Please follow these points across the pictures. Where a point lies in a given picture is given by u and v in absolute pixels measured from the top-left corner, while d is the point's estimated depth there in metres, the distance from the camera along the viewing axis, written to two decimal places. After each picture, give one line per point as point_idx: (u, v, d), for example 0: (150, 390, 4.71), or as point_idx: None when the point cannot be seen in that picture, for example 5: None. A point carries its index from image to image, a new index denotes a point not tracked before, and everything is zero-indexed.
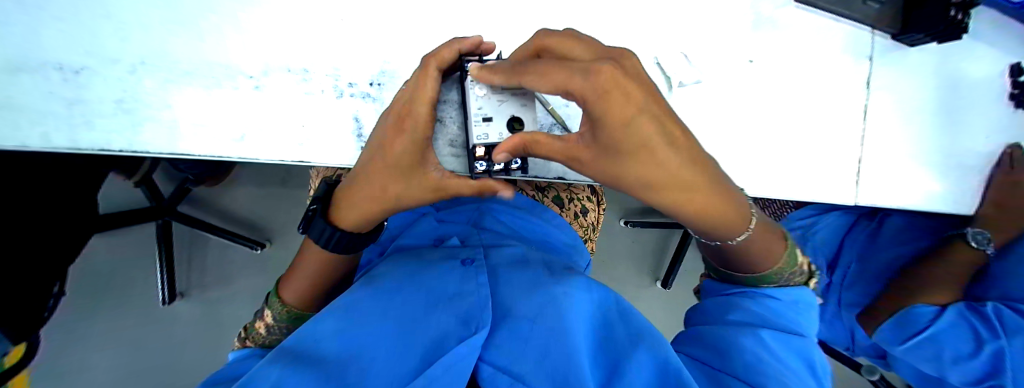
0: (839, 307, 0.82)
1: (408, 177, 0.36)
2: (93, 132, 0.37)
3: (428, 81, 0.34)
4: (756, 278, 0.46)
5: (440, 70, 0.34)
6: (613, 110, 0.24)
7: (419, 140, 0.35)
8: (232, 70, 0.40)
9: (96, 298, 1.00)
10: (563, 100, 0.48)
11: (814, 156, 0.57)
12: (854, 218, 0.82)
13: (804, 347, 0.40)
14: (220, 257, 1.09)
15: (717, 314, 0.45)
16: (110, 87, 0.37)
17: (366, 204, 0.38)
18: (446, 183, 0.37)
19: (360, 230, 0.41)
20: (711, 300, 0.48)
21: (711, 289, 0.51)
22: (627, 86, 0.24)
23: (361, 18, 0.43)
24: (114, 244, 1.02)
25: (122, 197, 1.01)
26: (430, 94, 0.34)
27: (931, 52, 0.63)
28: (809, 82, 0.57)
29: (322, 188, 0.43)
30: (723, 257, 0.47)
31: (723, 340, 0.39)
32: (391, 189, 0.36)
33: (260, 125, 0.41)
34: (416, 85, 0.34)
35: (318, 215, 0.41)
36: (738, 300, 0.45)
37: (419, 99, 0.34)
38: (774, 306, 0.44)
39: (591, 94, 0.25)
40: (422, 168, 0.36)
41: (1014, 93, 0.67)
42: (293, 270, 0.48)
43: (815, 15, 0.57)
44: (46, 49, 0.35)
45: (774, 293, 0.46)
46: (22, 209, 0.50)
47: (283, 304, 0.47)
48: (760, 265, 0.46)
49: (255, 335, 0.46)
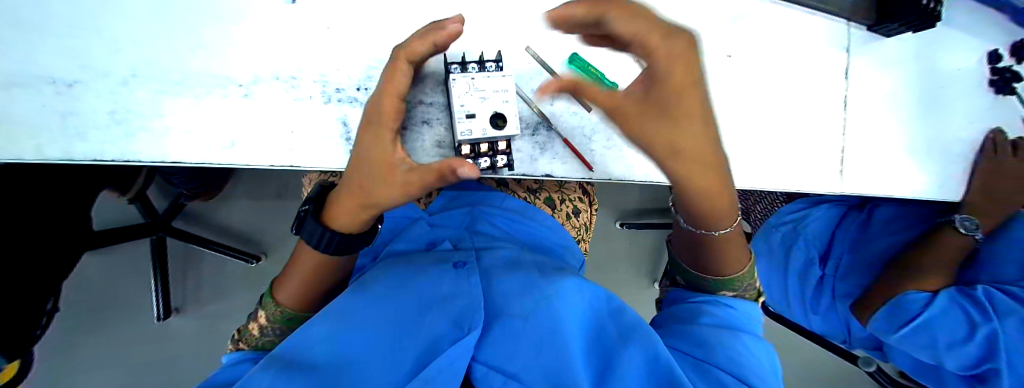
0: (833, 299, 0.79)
1: (372, 169, 0.35)
2: (85, 143, 0.37)
3: (398, 76, 0.35)
4: (720, 284, 0.48)
5: (408, 63, 0.35)
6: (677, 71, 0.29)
7: (381, 130, 0.35)
8: (221, 79, 0.41)
9: (91, 316, 0.99)
10: (547, 99, 0.49)
11: (799, 148, 0.58)
12: (843, 210, 0.83)
13: (770, 350, 0.42)
14: (216, 272, 1.09)
15: (684, 318, 0.45)
16: (102, 99, 0.38)
17: (348, 200, 0.39)
18: (404, 175, 0.34)
19: (350, 230, 0.42)
20: (676, 308, 0.49)
21: (678, 296, 0.51)
22: (693, 59, 0.30)
23: (348, 24, 0.44)
24: (107, 262, 1.01)
25: (116, 214, 1.01)
26: (398, 86, 0.35)
27: (909, 42, 0.65)
28: (790, 75, 0.59)
29: (315, 190, 0.43)
30: (694, 255, 0.49)
31: (706, 340, 0.39)
32: (358, 182, 0.36)
33: (250, 132, 0.42)
34: (386, 79, 0.36)
35: (310, 215, 0.41)
36: (704, 305, 0.46)
37: (385, 92, 0.35)
38: (737, 313, 0.45)
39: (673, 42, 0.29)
40: (386, 159, 0.35)
41: (993, 80, 0.69)
42: (287, 271, 0.47)
43: (793, 10, 0.59)
44: (39, 63, 0.36)
45: (735, 301, 0.47)
46: (16, 227, 0.50)
47: (277, 305, 0.46)
48: (730, 269, 0.48)
49: (248, 337, 0.45)
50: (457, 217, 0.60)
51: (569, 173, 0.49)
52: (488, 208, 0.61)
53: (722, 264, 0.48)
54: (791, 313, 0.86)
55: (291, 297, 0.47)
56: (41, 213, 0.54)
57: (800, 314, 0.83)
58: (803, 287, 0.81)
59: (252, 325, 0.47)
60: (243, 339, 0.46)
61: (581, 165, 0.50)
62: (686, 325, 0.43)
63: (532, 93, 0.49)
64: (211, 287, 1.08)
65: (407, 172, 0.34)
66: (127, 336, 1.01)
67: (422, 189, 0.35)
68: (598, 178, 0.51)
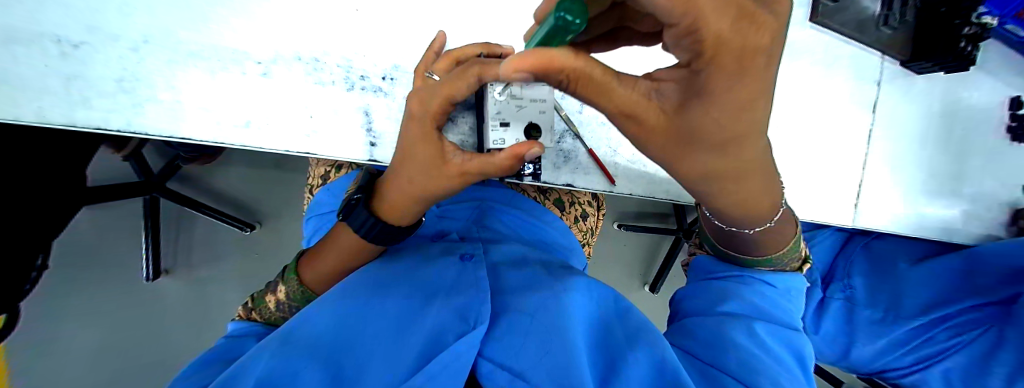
0: (848, 324, 0.74)
1: (428, 168, 0.34)
2: (90, 110, 0.35)
3: (460, 83, 0.30)
4: (756, 262, 0.47)
5: (479, 77, 0.29)
6: (725, 86, 0.19)
7: (427, 130, 0.33)
8: (240, 55, 0.39)
9: (84, 270, 0.98)
10: (576, 106, 0.47)
11: (816, 175, 0.58)
12: (848, 235, 0.84)
13: (798, 343, 0.41)
14: (209, 236, 1.07)
15: (707, 302, 0.45)
16: (109, 65, 0.35)
17: (399, 195, 0.38)
18: (467, 166, 0.33)
19: (401, 223, 0.41)
20: (704, 283, 0.48)
21: (701, 266, 0.52)
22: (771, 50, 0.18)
23: (376, 9, 0.42)
24: (100, 218, 0.99)
25: (110, 170, 0.98)
26: (454, 92, 0.30)
27: (937, 81, 0.64)
28: (816, 105, 0.58)
29: (365, 179, 0.43)
30: (727, 237, 0.46)
31: (721, 340, 0.38)
32: (417, 180, 0.36)
33: (266, 112, 0.40)
34: (449, 78, 0.30)
35: (361, 205, 0.40)
36: (734, 288, 0.45)
37: (442, 91, 0.31)
38: (769, 292, 0.45)
39: (757, 43, 0.17)
40: (441, 158, 0.34)
41: (1012, 126, 0.69)
42: (318, 251, 0.47)
43: (830, 37, 0.57)
44: (43, 19, 0.33)
45: (771, 278, 0.47)
46: (14, 183, 0.48)
47: (300, 283, 0.47)
48: (770, 248, 0.46)
49: (265, 308, 0.47)
50: (463, 210, 0.58)
51: (591, 185, 0.49)
52: (498, 205, 0.60)
53: (756, 247, 0.45)
54: None
55: (313, 279, 0.47)
56: (39, 171, 0.53)
57: (811, 322, 0.77)
58: (807, 304, 0.78)
59: (269, 297, 0.48)
60: (258, 309, 0.48)
61: (604, 178, 0.49)
62: (703, 317, 0.43)
63: (563, 100, 0.47)
64: (204, 252, 1.07)
65: (465, 162, 0.33)
66: (112, 296, 0.99)
67: (479, 177, 0.35)
68: (619, 192, 0.50)
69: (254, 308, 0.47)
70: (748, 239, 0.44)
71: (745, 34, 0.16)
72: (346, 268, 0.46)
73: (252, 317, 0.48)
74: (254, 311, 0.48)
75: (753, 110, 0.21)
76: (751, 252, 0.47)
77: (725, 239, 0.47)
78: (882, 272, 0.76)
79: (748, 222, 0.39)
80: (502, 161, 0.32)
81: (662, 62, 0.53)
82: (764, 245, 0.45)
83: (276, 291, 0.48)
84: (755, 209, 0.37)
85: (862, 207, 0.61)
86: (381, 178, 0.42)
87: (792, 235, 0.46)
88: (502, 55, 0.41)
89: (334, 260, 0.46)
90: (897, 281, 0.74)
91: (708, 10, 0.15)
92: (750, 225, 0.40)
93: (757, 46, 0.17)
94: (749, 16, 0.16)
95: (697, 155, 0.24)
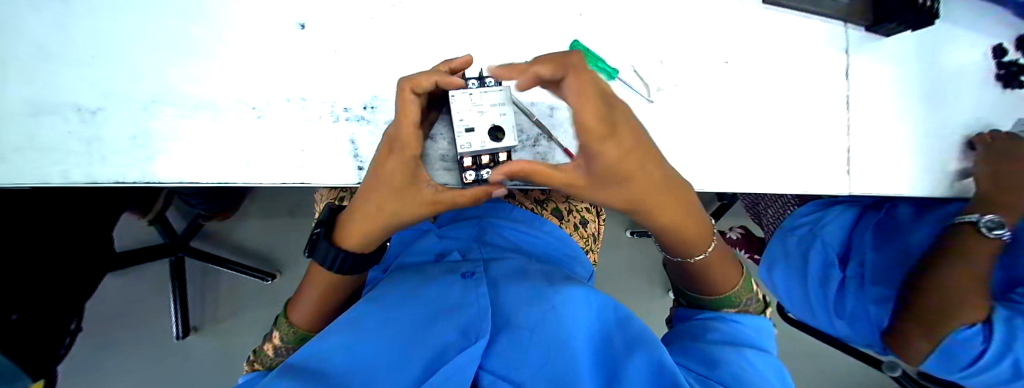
0: (860, 304, 0.73)
1: (402, 193, 0.37)
2: (108, 166, 0.40)
3: (409, 108, 0.34)
4: (719, 300, 0.50)
5: (417, 95, 0.34)
6: (611, 150, 0.28)
7: (405, 159, 0.36)
8: (236, 102, 0.43)
9: (118, 334, 1.03)
10: (548, 110, 0.50)
11: (803, 149, 0.58)
12: (860, 210, 0.81)
13: (778, 368, 0.42)
14: (234, 290, 1.11)
15: (693, 335, 0.46)
16: (123, 125, 0.40)
17: (365, 220, 0.40)
18: (440, 197, 0.37)
19: (363, 250, 0.43)
20: (685, 326, 0.50)
21: (682, 314, 0.53)
22: (642, 173, 0.32)
23: (353, 47, 0.46)
24: (128, 283, 1.04)
25: (138, 235, 1.05)
26: (410, 118, 0.34)
27: (908, 40, 0.64)
28: (789, 79, 0.59)
29: (326, 212, 0.45)
30: (689, 277, 0.51)
31: (716, 355, 0.40)
32: (388, 207, 0.38)
33: (262, 152, 0.44)
34: (398, 110, 0.35)
35: (323, 238, 0.43)
36: (712, 323, 0.47)
37: (404, 122, 0.34)
38: (743, 328, 0.47)
39: (636, 166, 0.31)
40: (415, 185, 0.37)
41: (1000, 74, 0.68)
42: (301, 292, 0.49)
43: (787, 14, 0.59)
44: (64, 93, 0.39)
45: (741, 316, 0.48)
46: (46, 247, 0.53)
47: (290, 326, 0.48)
48: (720, 288, 0.50)
49: (264, 357, 0.48)
50: (466, 229, 0.61)
51: None
52: (497, 220, 0.62)
53: (712, 284, 0.50)
54: (816, 318, 0.81)
55: (302, 318, 0.48)
56: (69, 236, 0.57)
57: (824, 318, 0.79)
58: (824, 286, 0.77)
59: (268, 346, 0.50)
60: (259, 359, 0.50)
61: None
62: (693, 342, 0.44)
63: (533, 105, 0.50)
64: (229, 306, 1.10)
65: (437, 193, 0.37)
66: (144, 356, 1.04)
67: (448, 209, 0.39)
68: None
69: (254, 359, 0.48)
70: (707, 279, 0.50)
71: (626, 159, 0.29)
72: (330, 300, 0.48)
73: (254, 369, 0.48)
74: (257, 363, 0.49)
75: (639, 200, 0.35)
76: (714, 290, 0.50)
77: (686, 278, 0.51)
78: (903, 258, 0.71)
79: (685, 250, 0.46)
80: (471, 194, 0.38)
81: (643, 54, 0.53)
82: (719, 280, 0.50)
83: (273, 339, 0.50)
84: (687, 233, 0.44)
85: (856, 174, 0.60)
86: (341, 213, 0.44)
87: (739, 277, 0.51)
88: (454, 68, 0.38)
89: (314, 298, 0.47)
90: (906, 256, 0.70)
91: (607, 156, 0.29)
92: (691, 251, 0.47)
93: (632, 165, 0.30)
94: (627, 150, 0.29)
95: (603, 187, 0.33)
